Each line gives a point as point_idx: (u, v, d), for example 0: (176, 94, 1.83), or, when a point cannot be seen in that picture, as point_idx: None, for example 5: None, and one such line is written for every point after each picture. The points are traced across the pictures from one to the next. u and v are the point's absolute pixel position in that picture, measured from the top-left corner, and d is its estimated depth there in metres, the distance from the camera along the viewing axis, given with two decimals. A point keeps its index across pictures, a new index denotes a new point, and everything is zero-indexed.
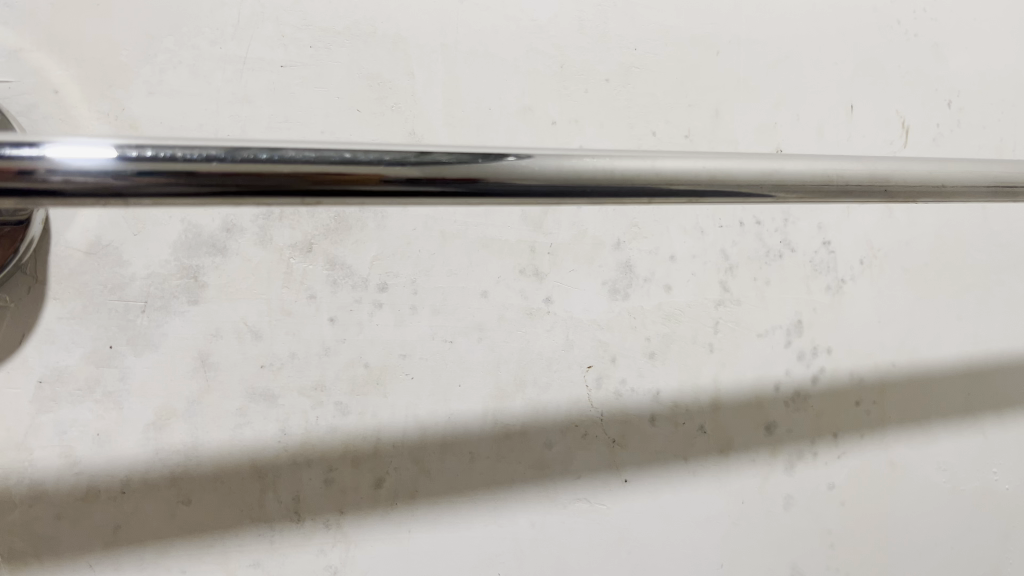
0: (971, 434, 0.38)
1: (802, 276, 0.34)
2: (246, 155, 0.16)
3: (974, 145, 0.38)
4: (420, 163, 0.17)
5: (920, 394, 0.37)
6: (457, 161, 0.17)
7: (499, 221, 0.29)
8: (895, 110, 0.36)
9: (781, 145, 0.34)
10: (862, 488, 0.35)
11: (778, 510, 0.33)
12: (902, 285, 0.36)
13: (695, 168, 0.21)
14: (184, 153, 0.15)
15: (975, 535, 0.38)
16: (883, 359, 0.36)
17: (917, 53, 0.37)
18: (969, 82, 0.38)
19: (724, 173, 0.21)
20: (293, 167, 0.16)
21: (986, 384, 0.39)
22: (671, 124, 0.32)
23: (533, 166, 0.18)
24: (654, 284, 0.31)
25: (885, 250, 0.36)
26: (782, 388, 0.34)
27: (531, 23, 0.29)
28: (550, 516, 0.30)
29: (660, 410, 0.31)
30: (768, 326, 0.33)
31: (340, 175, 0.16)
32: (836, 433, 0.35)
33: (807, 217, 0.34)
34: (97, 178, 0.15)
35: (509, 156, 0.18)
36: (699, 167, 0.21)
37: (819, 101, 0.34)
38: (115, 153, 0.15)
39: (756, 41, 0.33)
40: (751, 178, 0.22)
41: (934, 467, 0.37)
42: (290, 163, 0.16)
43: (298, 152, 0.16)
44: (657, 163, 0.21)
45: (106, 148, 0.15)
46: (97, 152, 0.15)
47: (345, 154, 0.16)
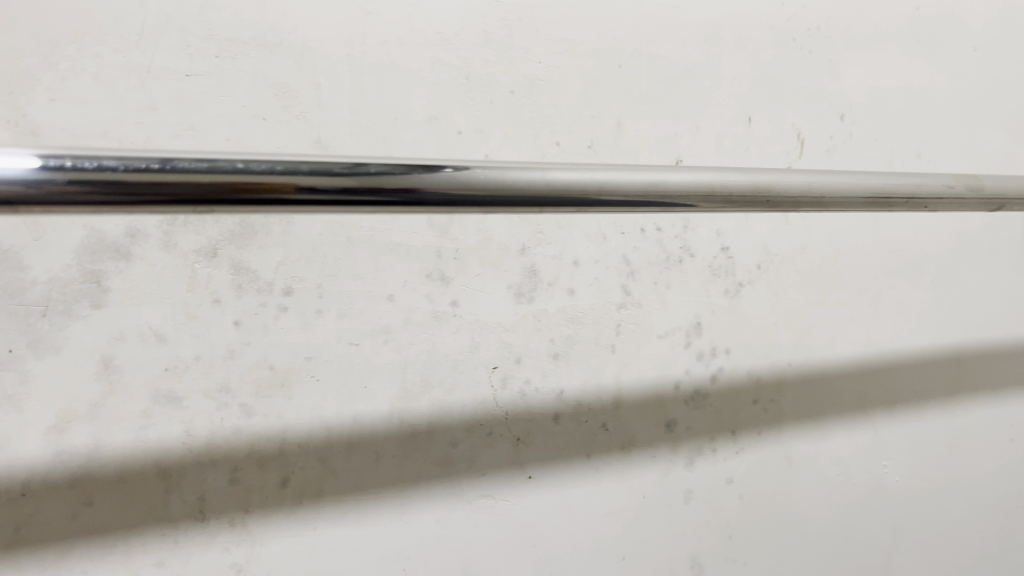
0: (864, 430, 0.40)
1: (702, 280, 0.36)
2: (136, 165, 0.16)
3: (864, 156, 0.40)
4: (311, 172, 0.18)
5: (817, 392, 0.39)
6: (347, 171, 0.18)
7: (405, 227, 0.30)
8: (791, 122, 0.38)
9: (681, 155, 0.35)
10: (760, 483, 0.37)
11: (678, 504, 0.35)
12: (797, 288, 0.38)
13: (583, 180, 0.22)
14: (76, 163, 0.15)
15: (869, 525, 0.40)
16: (779, 360, 0.37)
17: (812, 68, 0.39)
18: (862, 96, 0.40)
19: (611, 184, 0.22)
20: (182, 176, 0.16)
21: (880, 381, 0.40)
22: (574, 134, 0.33)
23: (421, 175, 0.19)
24: (558, 287, 0.33)
25: (782, 255, 0.38)
26: (682, 387, 0.35)
27: (436, 35, 0.31)
28: (455, 512, 0.31)
29: (563, 408, 0.33)
30: (668, 328, 0.35)
31: (230, 184, 0.17)
32: (734, 430, 0.36)
33: (707, 224, 0.36)
34: (19, 188, 0.15)
35: (397, 166, 0.19)
36: (588, 178, 0.22)
37: (717, 113, 0.36)
38: (34, 164, 0.15)
39: (657, 55, 0.35)
40: (638, 189, 0.23)
41: (828, 460, 0.39)
42: (179, 172, 0.16)
43: (189, 163, 0.17)
44: (547, 174, 0.21)
45: (25, 158, 0.15)
46: (21, 162, 0.15)
47: (238, 164, 0.17)
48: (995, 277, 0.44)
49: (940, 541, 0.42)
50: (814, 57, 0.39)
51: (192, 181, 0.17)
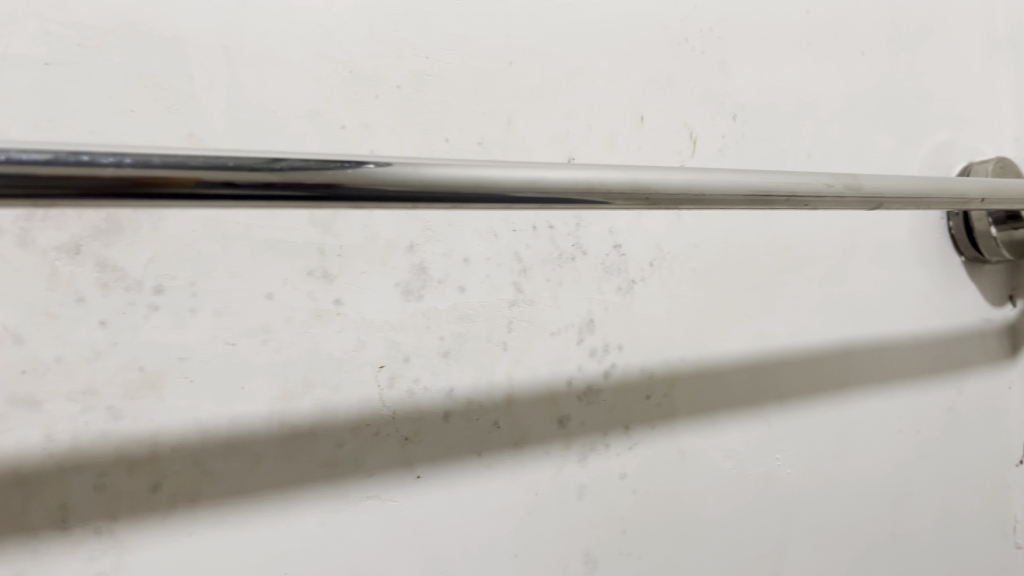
0: (757, 423, 0.40)
1: (594, 277, 0.36)
2: None
3: (758, 156, 0.41)
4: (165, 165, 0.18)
5: (710, 387, 0.39)
6: (205, 165, 0.19)
7: (285, 222, 0.29)
8: (684, 121, 0.38)
9: (573, 152, 0.35)
10: (654, 477, 0.37)
11: (571, 499, 0.35)
12: (690, 285, 0.39)
13: (459, 175, 0.23)
14: None
15: (761, 516, 0.40)
16: (673, 355, 0.38)
17: (705, 69, 0.39)
18: (755, 96, 0.41)
19: (487, 179, 0.24)
20: (20, 168, 0.17)
21: (773, 375, 0.41)
22: (464, 131, 0.33)
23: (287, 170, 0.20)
24: (448, 285, 0.32)
25: (675, 253, 0.38)
26: (574, 383, 0.35)
27: (318, 28, 0.30)
28: (340, 514, 0.30)
29: (454, 407, 0.32)
30: (560, 325, 0.35)
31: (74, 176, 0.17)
32: (627, 425, 0.37)
33: (598, 222, 0.36)
34: None
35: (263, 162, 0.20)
36: (464, 173, 0.23)
37: (610, 111, 0.36)
38: None
39: (548, 53, 0.35)
40: (515, 185, 0.24)
41: (721, 454, 0.39)
42: (17, 163, 0.17)
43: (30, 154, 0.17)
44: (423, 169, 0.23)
45: None
46: None
47: (82, 156, 0.17)
48: (884, 274, 0.45)
49: (833, 531, 0.43)
50: (706, 58, 0.39)
51: (30, 171, 0.17)
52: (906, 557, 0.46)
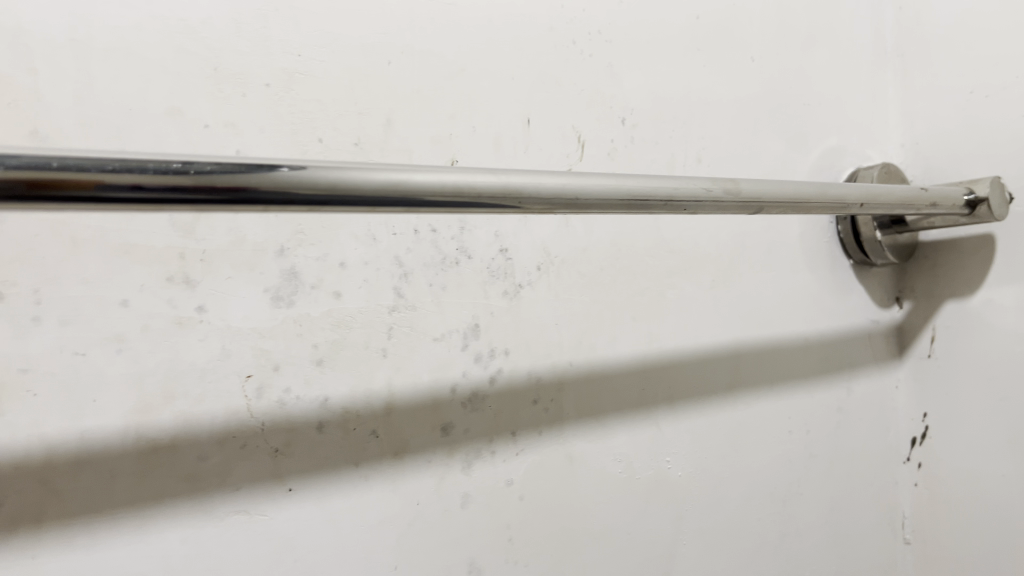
0: (645, 427, 0.40)
1: (479, 282, 0.35)
2: None
3: (647, 160, 0.41)
4: None
5: (598, 391, 0.39)
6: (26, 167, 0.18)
7: (142, 226, 0.28)
8: (572, 125, 0.38)
9: (456, 155, 0.35)
10: (541, 483, 0.37)
11: (455, 509, 0.34)
12: (578, 289, 0.38)
13: (315, 178, 0.22)
14: None
15: (651, 521, 0.40)
16: (560, 360, 0.38)
17: (593, 72, 0.39)
18: (645, 100, 0.41)
19: (344, 182, 0.23)
20: None
21: (661, 377, 0.41)
22: (339, 131, 0.32)
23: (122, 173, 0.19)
24: (322, 290, 0.31)
25: (562, 257, 0.38)
26: (459, 390, 0.35)
27: (179, 22, 0.29)
28: (204, 531, 0.29)
29: (329, 417, 0.31)
30: (445, 330, 0.34)
31: None
32: (513, 432, 0.36)
33: (484, 226, 0.36)
34: None
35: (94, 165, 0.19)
36: (320, 176, 0.23)
37: (494, 113, 0.36)
38: None
39: (429, 53, 0.34)
40: (377, 188, 0.24)
41: (610, 458, 0.39)
42: None
43: None
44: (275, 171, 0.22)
45: None
46: None
47: None
48: (773, 277, 0.46)
49: (724, 534, 0.43)
50: (594, 61, 0.39)
51: None
52: (796, 556, 0.46)
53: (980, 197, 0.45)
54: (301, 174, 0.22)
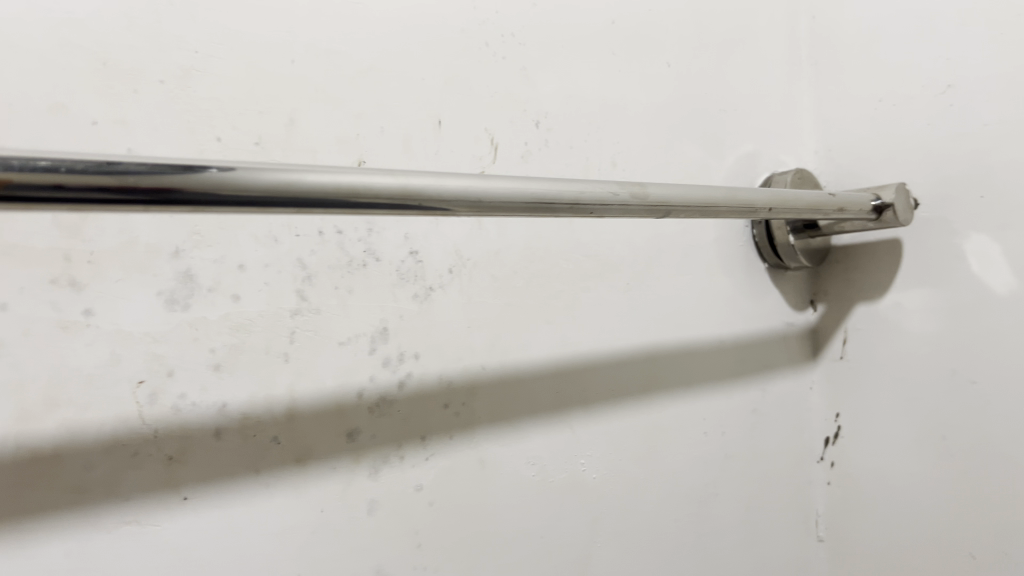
0: (560, 429, 0.40)
1: (388, 284, 0.35)
2: None
3: (561, 164, 0.41)
4: None
5: (511, 395, 0.39)
6: None
7: (23, 226, 0.27)
8: (484, 127, 0.38)
9: (363, 156, 0.34)
10: (452, 487, 0.36)
11: (361, 516, 0.34)
12: (491, 292, 0.38)
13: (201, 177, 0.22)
14: None
15: (566, 524, 0.40)
16: (472, 363, 0.37)
17: (505, 74, 0.39)
18: (559, 104, 0.41)
19: (232, 181, 0.23)
20: None
21: (576, 380, 0.41)
22: (238, 130, 0.31)
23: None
24: (220, 293, 0.31)
25: (474, 259, 0.38)
26: (365, 395, 0.34)
27: (64, 15, 0.28)
28: (90, 543, 0.28)
29: (226, 423, 0.31)
30: (350, 334, 0.34)
31: None
32: (423, 436, 0.36)
33: (392, 228, 0.35)
34: None
35: None
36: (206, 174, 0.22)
37: (404, 113, 0.35)
38: None
39: (335, 52, 0.34)
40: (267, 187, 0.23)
41: (524, 461, 0.39)
42: None
43: None
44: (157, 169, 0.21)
45: None
46: None
47: None
48: (688, 280, 0.46)
49: (639, 536, 0.43)
50: (508, 63, 0.39)
51: None
52: (713, 556, 0.47)
53: (886, 203, 0.46)
54: (183, 173, 0.21)
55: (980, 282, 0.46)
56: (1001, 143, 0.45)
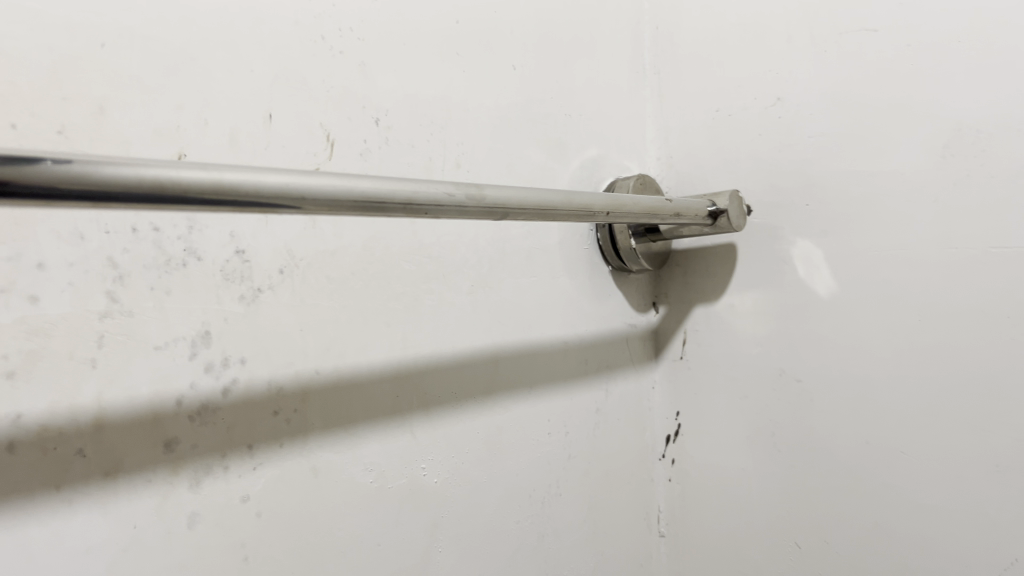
0: (398, 434, 0.39)
1: (211, 285, 0.33)
2: None
3: (402, 163, 0.40)
4: None
5: (347, 399, 0.38)
6: None
7: None
8: (319, 123, 0.37)
9: (184, 149, 0.32)
10: (282, 497, 0.35)
11: (179, 530, 0.31)
12: (327, 294, 0.37)
13: None
14: None
15: (404, 530, 0.39)
16: (304, 368, 0.36)
17: (342, 70, 0.38)
18: (399, 102, 0.40)
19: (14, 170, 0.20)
20: None
21: (416, 384, 0.40)
22: (39, 117, 0.28)
23: None
24: (14, 294, 0.27)
25: (308, 259, 0.36)
26: (185, 402, 0.32)
27: None
28: None
29: (21, 436, 0.27)
30: (168, 338, 0.32)
31: None
32: (250, 444, 0.34)
33: (217, 225, 0.33)
34: None
35: None
36: None
37: (231, 107, 0.34)
38: None
39: (153, 38, 0.31)
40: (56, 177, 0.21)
41: (360, 467, 0.38)
42: None
43: None
44: None
45: None
46: None
47: None
48: (532, 282, 0.47)
49: (480, 538, 0.43)
50: (345, 59, 0.38)
51: None
52: (555, 556, 0.47)
53: (720, 209, 0.48)
54: None
55: (805, 285, 0.49)
56: (824, 154, 0.48)
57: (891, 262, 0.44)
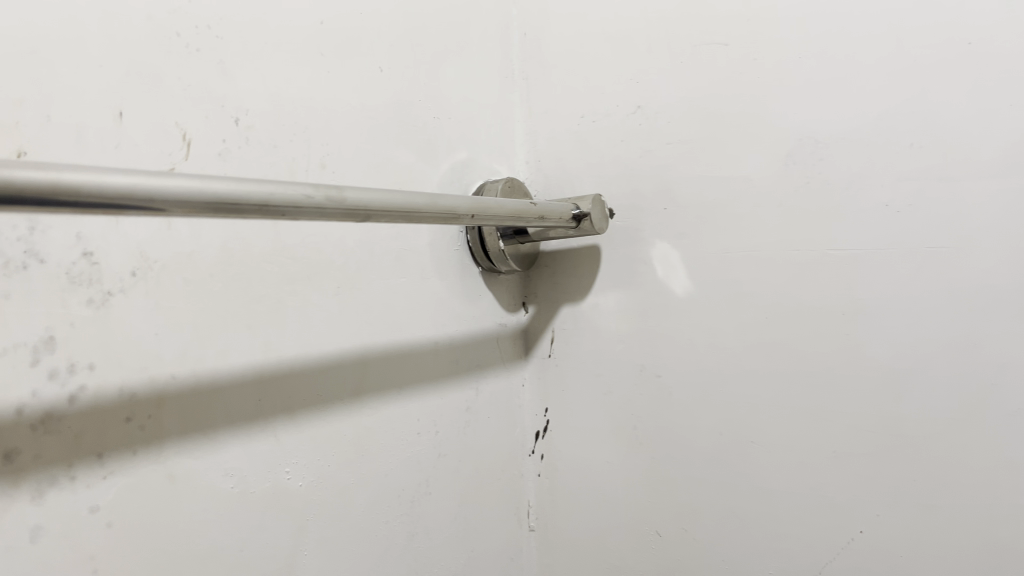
0: (261, 438, 0.39)
1: (56, 289, 0.31)
2: None
3: (264, 163, 0.39)
4: None
5: (206, 404, 0.37)
6: None
7: None
8: (174, 121, 0.36)
9: (25, 146, 0.30)
10: (137, 507, 0.34)
11: (22, 546, 0.29)
12: (183, 296, 0.36)
13: None
14: None
15: (267, 534, 0.39)
16: (159, 372, 0.35)
17: (199, 68, 0.37)
18: (261, 102, 0.39)
19: None
20: None
21: (279, 387, 0.40)
22: None
23: None
24: None
25: (162, 261, 0.35)
26: (26, 411, 0.30)
27: None
28: None
29: None
30: (7, 344, 0.30)
31: None
32: (99, 453, 0.32)
33: (62, 226, 0.32)
34: None
35: None
36: None
37: (78, 102, 0.32)
38: None
39: None
40: None
41: (219, 473, 0.37)
42: None
43: None
44: None
45: None
46: None
47: None
48: (400, 283, 0.47)
49: (347, 540, 0.43)
50: (202, 56, 0.37)
51: None
52: (424, 554, 0.48)
53: (584, 212, 0.50)
54: None
55: (663, 285, 0.51)
56: (680, 160, 0.50)
57: (742, 262, 0.48)
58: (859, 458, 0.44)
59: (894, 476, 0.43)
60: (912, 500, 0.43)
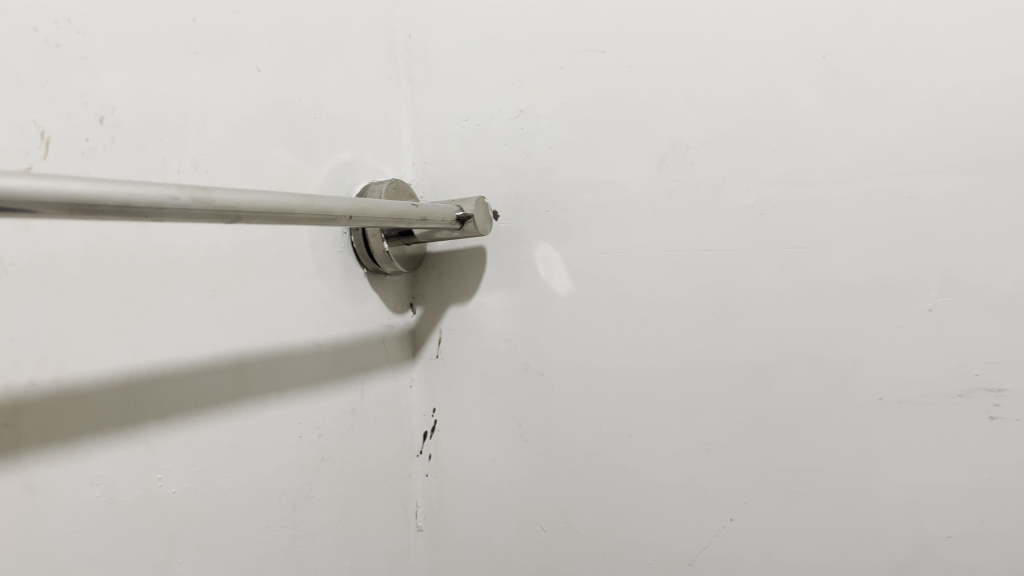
0: (131, 445, 0.38)
1: None
2: None
3: (132, 162, 0.38)
4: None
5: (70, 408, 0.35)
6: None
7: None
8: (31, 118, 0.34)
9: None
10: None
11: None
12: (43, 299, 0.34)
13: None
14: None
15: (138, 543, 0.37)
16: (17, 378, 0.33)
17: (59, 64, 0.35)
18: (128, 100, 0.38)
19: None
20: None
21: (151, 392, 0.39)
22: None
23: None
24: None
25: (20, 262, 0.33)
26: None
27: None
28: None
29: None
30: None
31: None
32: None
33: None
34: None
35: None
36: None
37: None
38: None
39: None
40: None
41: (85, 481, 0.35)
42: None
43: None
44: None
45: None
46: None
47: None
48: (280, 285, 0.46)
49: (226, 545, 0.42)
50: (62, 52, 0.35)
51: None
52: (308, 557, 0.47)
53: (468, 214, 0.50)
54: None
55: (546, 285, 0.53)
56: (561, 164, 0.52)
57: (619, 262, 0.50)
58: (729, 450, 0.47)
59: (760, 465, 0.47)
60: (777, 487, 0.46)
